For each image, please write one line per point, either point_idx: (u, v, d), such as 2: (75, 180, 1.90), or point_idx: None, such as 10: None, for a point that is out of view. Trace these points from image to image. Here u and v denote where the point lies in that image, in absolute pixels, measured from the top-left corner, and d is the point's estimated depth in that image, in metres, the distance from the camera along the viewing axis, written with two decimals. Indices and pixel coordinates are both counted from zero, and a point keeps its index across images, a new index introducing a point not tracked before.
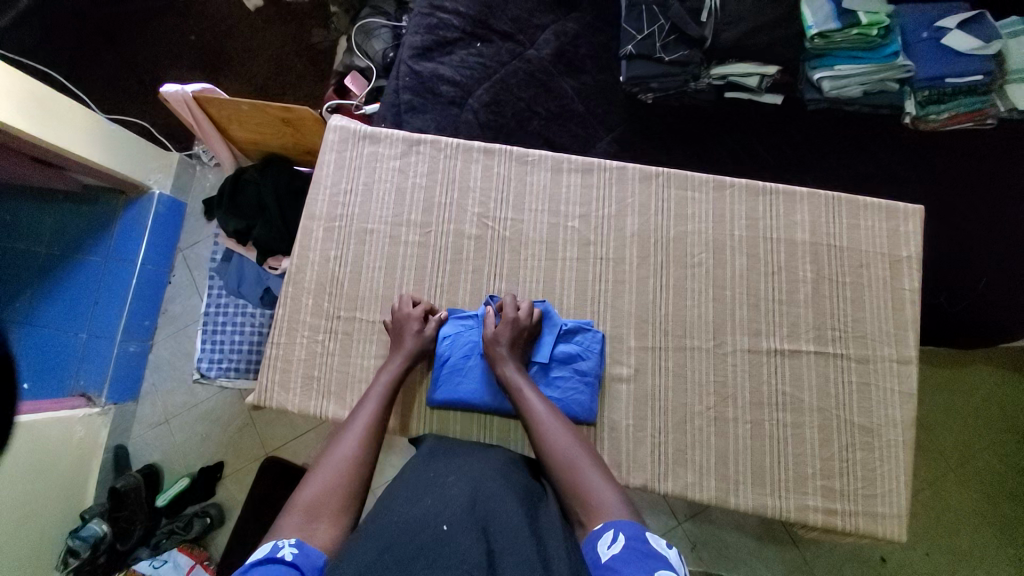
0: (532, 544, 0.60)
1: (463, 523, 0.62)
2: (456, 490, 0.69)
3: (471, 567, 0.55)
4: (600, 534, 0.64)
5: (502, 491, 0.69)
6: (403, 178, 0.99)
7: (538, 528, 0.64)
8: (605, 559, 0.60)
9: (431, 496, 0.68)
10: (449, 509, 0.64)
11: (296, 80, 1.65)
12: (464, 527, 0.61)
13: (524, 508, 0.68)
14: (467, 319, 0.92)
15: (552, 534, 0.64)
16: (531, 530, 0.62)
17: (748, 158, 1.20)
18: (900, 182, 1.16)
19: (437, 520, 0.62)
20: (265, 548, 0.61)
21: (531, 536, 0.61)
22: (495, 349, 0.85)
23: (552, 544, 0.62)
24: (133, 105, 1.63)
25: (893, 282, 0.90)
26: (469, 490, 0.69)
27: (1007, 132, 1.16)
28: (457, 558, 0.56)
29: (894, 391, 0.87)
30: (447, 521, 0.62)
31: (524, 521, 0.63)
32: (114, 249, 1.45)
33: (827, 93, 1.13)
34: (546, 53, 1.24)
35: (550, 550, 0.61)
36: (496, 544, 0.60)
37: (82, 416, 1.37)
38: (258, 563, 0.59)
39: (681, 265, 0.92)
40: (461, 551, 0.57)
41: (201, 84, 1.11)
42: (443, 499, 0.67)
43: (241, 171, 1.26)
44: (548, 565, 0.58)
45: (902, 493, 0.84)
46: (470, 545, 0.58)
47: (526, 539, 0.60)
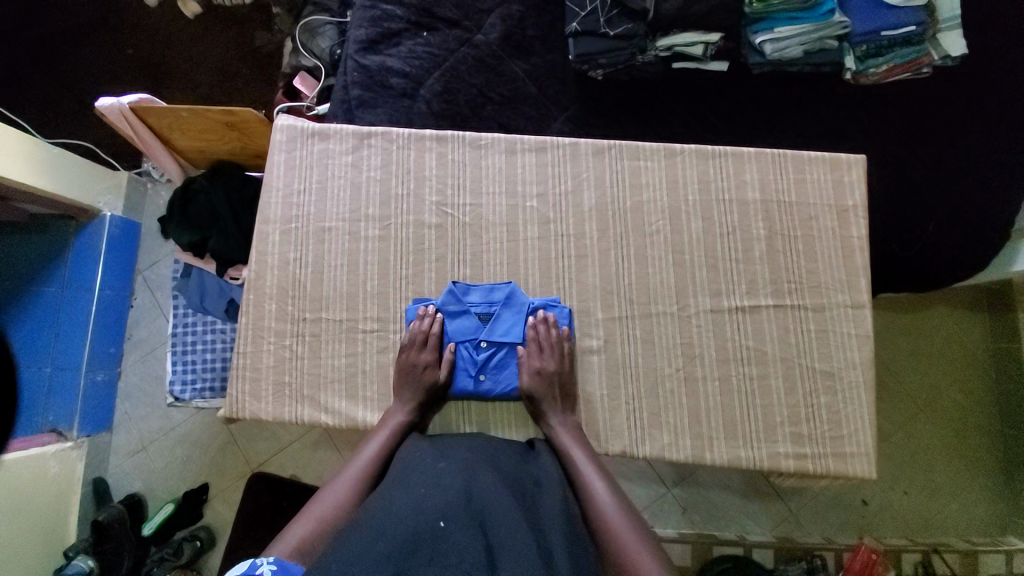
0: (531, 537, 0.61)
1: (459, 518, 0.61)
2: (450, 480, 0.68)
3: (470, 567, 0.55)
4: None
5: (495, 479, 0.69)
6: (357, 173, 0.98)
7: (533, 517, 0.66)
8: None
9: (424, 485, 0.68)
10: (443, 501, 0.64)
11: (242, 85, 1.60)
12: (461, 521, 0.61)
13: (514, 495, 0.68)
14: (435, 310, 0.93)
15: (550, 527, 0.65)
16: (528, 522, 0.63)
17: (700, 126, 1.22)
18: (846, 136, 1.20)
19: (432, 514, 0.62)
20: (241, 566, 0.59)
21: (530, 531, 0.62)
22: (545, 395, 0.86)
23: (549, 539, 0.63)
24: (72, 126, 1.56)
25: (843, 231, 0.93)
26: (462, 480, 0.68)
27: (940, 79, 1.21)
28: (457, 556, 0.56)
29: (851, 334, 0.90)
30: (443, 516, 0.62)
31: (520, 513, 0.64)
32: (70, 277, 1.40)
33: (770, 56, 1.16)
34: (493, 37, 1.23)
35: (548, 546, 0.61)
36: (493, 538, 0.60)
37: (56, 451, 1.32)
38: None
39: (640, 234, 0.94)
40: (460, 548, 0.57)
41: (136, 95, 1.07)
42: (435, 490, 0.66)
43: (190, 181, 1.22)
44: (548, 563, 0.59)
45: (867, 431, 0.87)
46: (470, 541, 0.58)
47: (524, 531, 0.61)
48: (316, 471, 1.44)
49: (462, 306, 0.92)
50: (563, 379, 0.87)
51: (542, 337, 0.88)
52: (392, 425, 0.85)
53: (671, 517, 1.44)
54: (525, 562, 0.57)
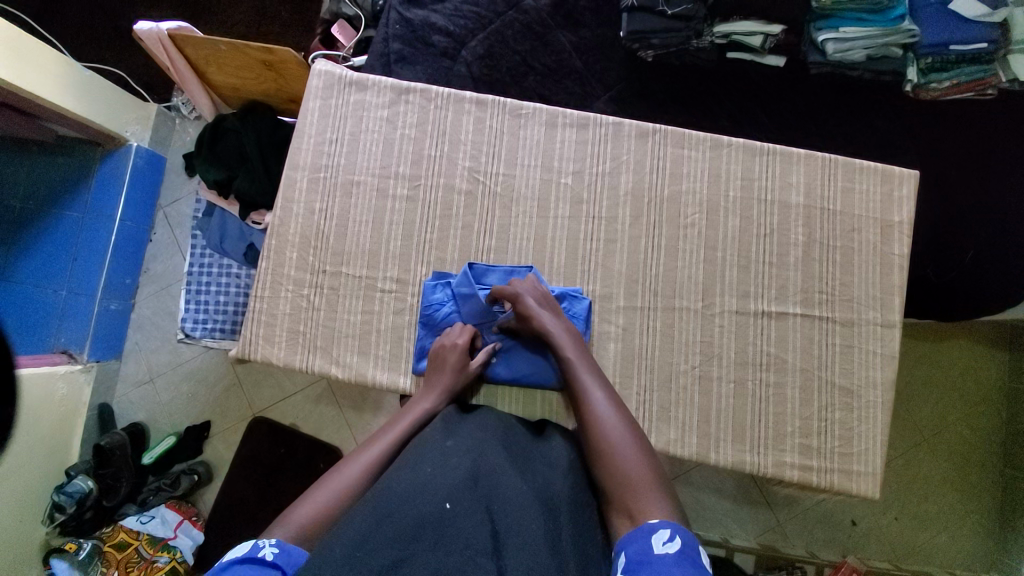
0: (540, 525, 0.61)
1: (465, 501, 0.62)
2: (458, 459, 0.68)
3: (476, 554, 0.56)
4: (651, 530, 0.61)
5: (506, 462, 0.69)
6: (391, 129, 0.96)
7: (544, 500, 0.65)
8: (656, 552, 0.58)
9: (433, 463, 0.67)
10: (450, 481, 0.64)
11: (279, 28, 1.57)
12: (466, 506, 0.61)
13: (524, 479, 0.68)
14: (447, 290, 0.91)
15: (560, 512, 0.65)
16: (538, 506, 0.63)
17: (747, 122, 1.18)
18: (897, 150, 1.15)
19: (439, 495, 0.62)
20: (245, 547, 0.62)
21: (539, 515, 0.62)
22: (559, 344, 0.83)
23: (558, 524, 0.63)
24: (107, 51, 1.54)
25: (883, 247, 0.90)
26: (472, 459, 0.68)
27: (1007, 101, 1.15)
28: (462, 541, 0.57)
29: (876, 353, 0.88)
30: (449, 497, 0.62)
31: (530, 499, 0.64)
32: (92, 202, 1.41)
33: (831, 56, 1.10)
34: (543, 4, 1.18)
35: (558, 531, 0.62)
36: (500, 524, 0.60)
37: (65, 373, 1.34)
38: (237, 561, 0.60)
39: (674, 226, 0.91)
40: (464, 533, 0.58)
41: (176, 22, 1.04)
42: (444, 469, 0.66)
43: (220, 119, 1.21)
44: (556, 557, 0.59)
45: (877, 451, 0.86)
46: (476, 526, 0.59)
47: (533, 518, 0.61)
48: (315, 425, 1.45)
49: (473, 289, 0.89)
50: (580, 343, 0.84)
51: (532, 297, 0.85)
52: (422, 407, 0.82)
53: None
54: (530, 547, 0.58)
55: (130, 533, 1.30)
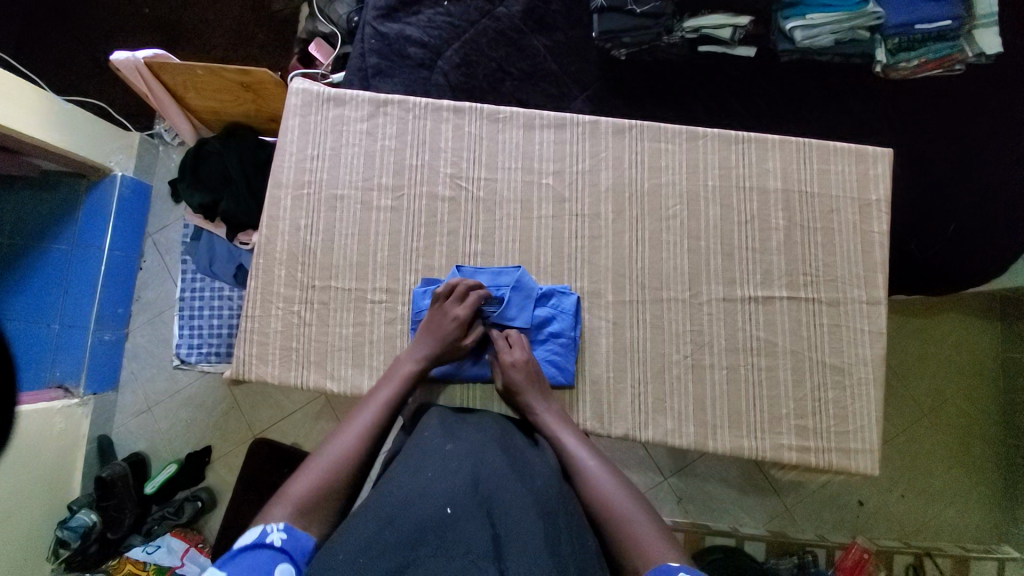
0: (539, 527, 0.61)
1: (466, 505, 0.62)
2: (457, 464, 0.68)
3: (477, 558, 0.55)
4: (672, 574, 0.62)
5: (504, 466, 0.69)
6: (372, 141, 0.97)
7: (541, 502, 0.65)
8: None
9: (432, 468, 0.67)
10: (451, 485, 0.64)
11: (257, 50, 1.58)
12: (467, 510, 0.61)
13: (521, 483, 0.68)
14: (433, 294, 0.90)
15: (558, 514, 0.65)
16: (536, 509, 0.64)
17: (723, 113, 1.20)
18: (872, 131, 1.17)
19: (440, 500, 0.62)
20: (253, 533, 0.65)
21: (538, 520, 0.62)
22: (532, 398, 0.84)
23: (557, 527, 0.63)
24: (88, 84, 1.55)
25: (863, 225, 0.91)
26: (470, 464, 0.68)
27: (975, 76, 1.17)
28: (464, 545, 0.57)
29: (865, 331, 0.89)
30: (450, 502, 0.62)
31: (528, 502, 0.64)
32: (80, 237, 1.41)
33: (800, 43, 1.12)
34: (515, 10, 1.20)
35: (558, 533, 0.62)
36: (500, 528, 0.60)
37: (62, 407, 1.34)
38: (247, 548, 0.62)
39: (656, 219, 0.92)
40: (466, 538, 0.58)
41: (152, 50, 1.04)
42: (443, 474, 0.66)
43: (202, 142, 1.21)
44: (556, 558, 0.59)
45: (873, 428, 0.87)
46: (477, 529, 0.59)
47: (533, 521, 0.61)
48: (317, 442, 1.45)
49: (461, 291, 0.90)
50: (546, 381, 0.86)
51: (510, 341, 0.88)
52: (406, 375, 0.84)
53: (667, 505, 1.46)
54: (531, 551, 0.58)
55: (136, 564, 1.29)
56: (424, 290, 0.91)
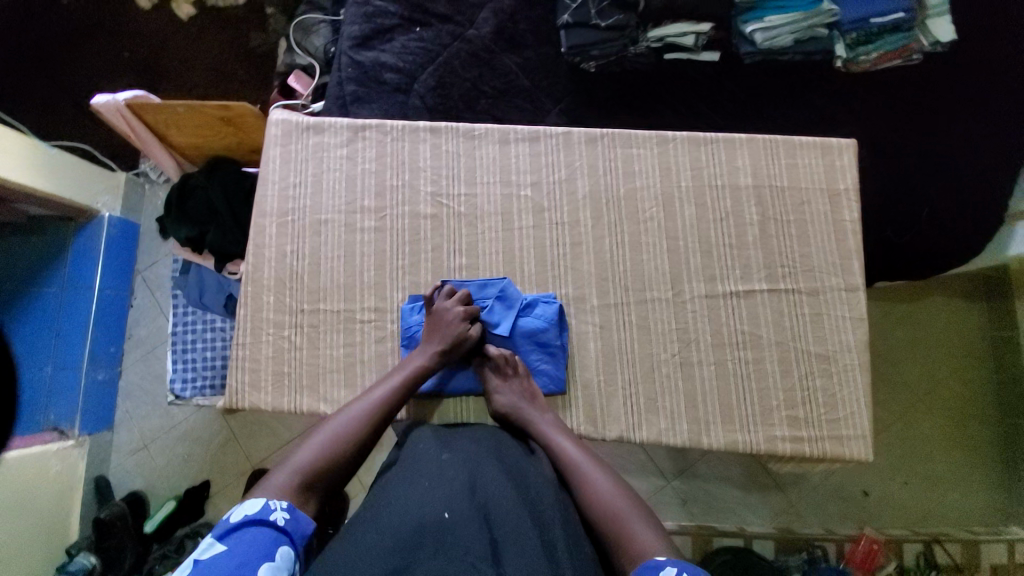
0: (535, 530, 0.62)
1: (464, 510, 0.63)
2: (453, 471, 0.69)
3: (476, 561, 0.57)
4: (658, 568, 0.62)
5: (500, 474, 0.70)
6: (352, 165, 0.99)
7: (535, 507, 0.67)
8: None
9: (428, 477, 0.68)
10: (448, 492, 0.65)
11: (238, 85, 1.61)
12: (465, 514, 0.62)
13: (517, 490, 0.68)
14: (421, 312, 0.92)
15: (553, 519, 0.66)
16: (532, 515, 0.64)
17: (694, 117, 1.23)
18: (838, 124, 1.21)
19: (437, 507, 0.63)
20: (254, 507, 0.65)
21: (534, 526, 0.63)
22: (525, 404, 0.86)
23: (553, 531, 0.64)
24: (73, 128, 1.57)
25: (834, 215, 0.94)
26: (466, 472, 0.69)
27: (932, 65, 1.21)
28: (463, 548, 0.58)
29: (845, 317, 0.91)
30: (447, 508, 0.63)
31: (523, 506, 0.65)
32: (70, 277, 1.41)
33: (761, 45, 1.17)
34: (486, 31, 1.24)
35: (554, 537, 0.64)
36: (497, 533, 0.61)
37: (57, 451, 1.32)
38: (250, 522, 0.63)
39: (634, 222, 0.95)
40: (465, 541, 0.59)
41: (132, 91, 1.07)
42: (439, 481, 0.67)
43: (186, 177, 1.23)
44: (553, 561, 0.60)
45: (862, 412, 0.88)
46: (474, 534, 0.60)
47: (529, 524, 0.63)
48: None
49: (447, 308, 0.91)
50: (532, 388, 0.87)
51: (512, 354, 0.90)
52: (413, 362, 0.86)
53: (672, 508, 1.45)
54: (528, 554, 0.59)
55: None
56: (411, 307, 0.93)
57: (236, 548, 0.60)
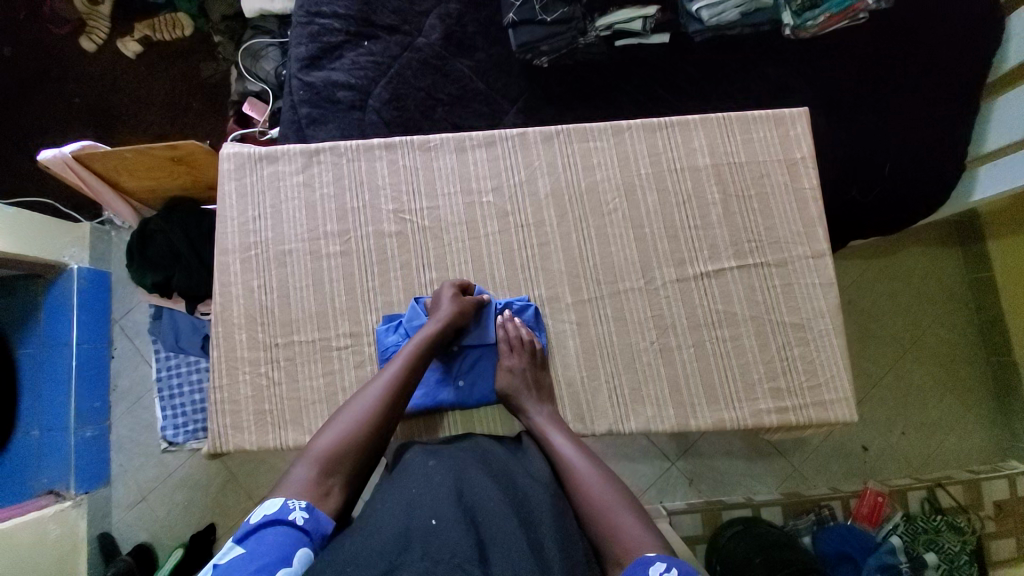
0: (521, 532, 0.63)
1: (450, 515, 0.63)
2: (440, 478, 0.69)
3: (463, 561, 0.56)
4: (649, 563, 0.65)
5: (487, 477, 0.71)
6: (310, 192, 0.97)
7: (521, 511, 0.67)
8: None
9: (415, 486, 0.69)
10: (435, 499, 0.65)
11: (194, 119, 1.59)
12: (452, 518, 0.62)
13: (504, 494, 0.69)
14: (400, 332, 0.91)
15: (540, 519, 0.67)
16: (517, 516, 0.65)
17: (651, 102, 1.23)
18: (794, 91, 1.22)
19: (425, 514, 0.63)
20: (275, 507, 0.67)
21: (519, 525, 0.64)
22: (519, 401, 0.86)
23: (540, 534, 0.65)
24: (29, 184, 1.54)
25: (795, 184, 0.95)
26: (453, 479, 0.69)
27: (879, 22, 1.22)
28: (449, 550, 0.57)
29: (816, 284, 0.92)
30: (434, 515, 0.63)
31: (509, 512, 0.65)
32: (46, 335, 1.39)
33: (709, 22, 1.14)
34: (434, 39, 1.23)
35: (542, 540, 0.64)
36: (485, 534, 0.62)
37: (55, 513, 1.30)
38: (271, 523, 0.64)
39: (599, 215, 0.95)
40: (451, 543, 0.58)
41: (77, 142, 1.05)
42: (427, 489, 0.67)
43: (146, 222, 1.21)
44: (541, 563, 0.60)
45: (843, 376, 0.89)
46: (460, 535, 0.60)
47: (514, 527, 0.63)
48: None
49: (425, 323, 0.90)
50: (538, 374, 0.88)
51: (510, 335, 0.89)
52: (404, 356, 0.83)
53: (679, 488, 1.46)
54: (514, 554, 0.59)
55: None
56: (388, 325, 0.92)
57: (258, 550, 0.61)
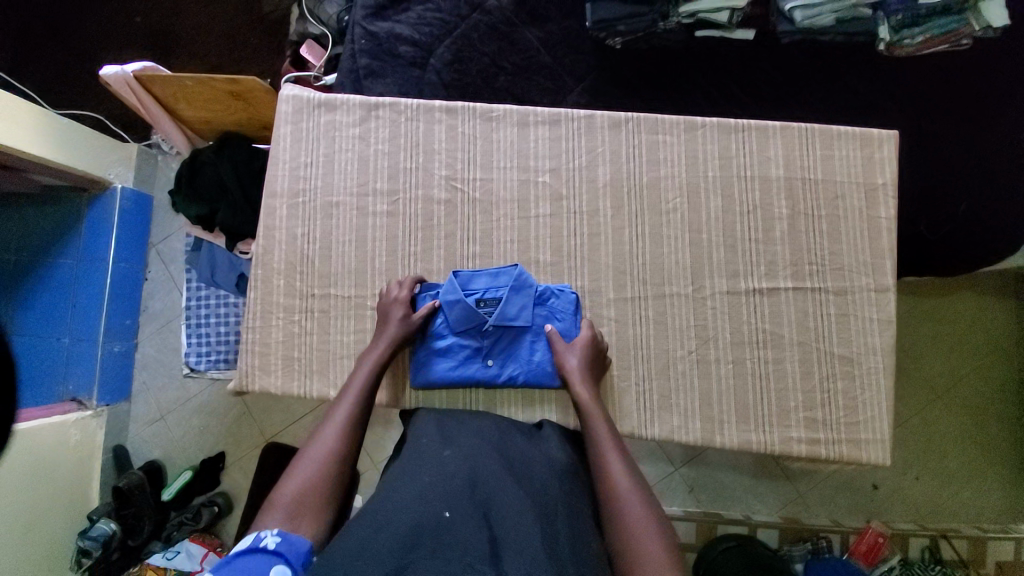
0: (537, 530, 0.61)
1: (463, 508, 0.63)
2: (455, 467, 0.69)
3: (474, 560, 0.56)
4: None
5: (503, 469, 0.70)
6: (365, 146, 0.95)
7: (540, 506, 0.66)
8: None
9: (430, 471, 0.69)
10: (448, 489, 0.65)
11: (250, 54, 1.56)
12: (464, 513, 0.62)
13: (520, 486, 0.68)
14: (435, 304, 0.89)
15: (556, 518, 0.66)
16: (534, 512, 0.64)
17: (723, 99, 1.16)
18: (880, 110, 1.13)
19: (438, 504, 0.63)
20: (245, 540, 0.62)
21: (536, 521, 0.63)
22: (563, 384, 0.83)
23: (556, 532, 0.63)
24: (84, 97, 1.55)
25: (869, 211, 0.89)
26: (468, 470, 0.69)
27: (984, 49, 1.13)
28: (460, 547, 0.58)
29: (873, 319, 0.87)
30: (447, 506, 0.63)
31: (527, 505, 0.65)
32: (84, 248, 1.42)
33: (800, 24, 1.07)
34: (506, 2, 1.17)
35: (555, 533, 0.63)
36: (497, 530, 0.61)
37: (77, 420, 1.36)
38: (240, 554, 0.59)
39: (656, 213, 0.91)
40: (463, 539, 0.59)
41: (141, 62, 1.05)
42: (441, 478, 0.67)
43: (196, 153, 1.21)
44: (554, 560, 0.59)
45: (884, 418, 0.85)
46: (473, 534, 0.60)
47: (530, 524, 0.62)
48: None
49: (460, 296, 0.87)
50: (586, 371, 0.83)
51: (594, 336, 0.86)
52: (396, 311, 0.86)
53: (679, 495, 1.44)
54: (528, 553, 0.58)
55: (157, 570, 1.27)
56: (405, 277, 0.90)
57: None
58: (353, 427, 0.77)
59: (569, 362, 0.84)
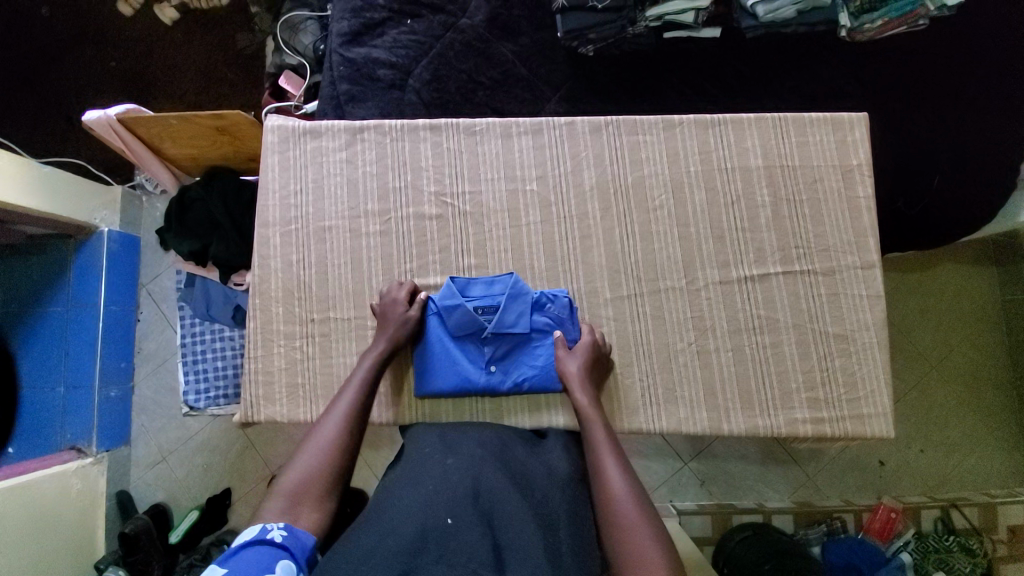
0: (538, 537, 0.62)
1: (466, 515, 0.63)
2: (458, 476, 0.69)
3: (479, 566, 0.57)
4: None
5: (504, 476, 0.70)
6: (352, 169, 0.97)
7: (542, 515, 0.66)
8: None
9: (433, 479, 0.68)
10: (450, 497, 0.65)
11: (229, 89, 1.58)
12: (467, 520, 0.62)
13: (524, 493, 0.69)
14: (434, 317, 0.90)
15: (558, 524, 0.66)
16: (535, 520, 0.64)
17: (698, 97, 1.19)
18: (847, 95, 1.17)
19: (440, 511, 0.63)
20: (253, 530, 0.62)
21: (537, 528, 0.63)
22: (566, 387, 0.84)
23: (558, 540, 0.64)
24: (64, 144, 1.55)
25: (848, 192, 0.92)
26: (471, 477, 0.68)
27: (940, 30, 1.17)
28: (466, 554, 0.58)
29: (863, 296, 0.90)
30: (451, 513, 0.63)
31: (528, 514, 0.65)
32: (75, 295, 1.40)
33: (763, 18, 1.10)
34: (478, 20, 1.20)
35: (557, 540, 0.64)
36: (501, 537, 0.62)
37: (77, 470, 1.33)
38: (248, 545, 0.60)
39: (644, 211, 0.93)
40: (469, 546, 0.59)
41: (123, 105, 1.06)
42: (444, 485, 0.67)
43: (185, 189, 1.21)
44: (554, 564, 0.60)
45: (883, 391, 0.87)
46: (479, 540, 0.60)
47: (532, 532, 0.62)
48: None
49: (456, 306, 0.88)
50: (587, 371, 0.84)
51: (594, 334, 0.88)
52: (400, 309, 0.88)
53: (691, 490, 1.45)
54: (530, 560, 0.59)
55: None
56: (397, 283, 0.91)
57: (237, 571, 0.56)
58: (355, 422, 0.77)
59: (570, 366, 0.85)
